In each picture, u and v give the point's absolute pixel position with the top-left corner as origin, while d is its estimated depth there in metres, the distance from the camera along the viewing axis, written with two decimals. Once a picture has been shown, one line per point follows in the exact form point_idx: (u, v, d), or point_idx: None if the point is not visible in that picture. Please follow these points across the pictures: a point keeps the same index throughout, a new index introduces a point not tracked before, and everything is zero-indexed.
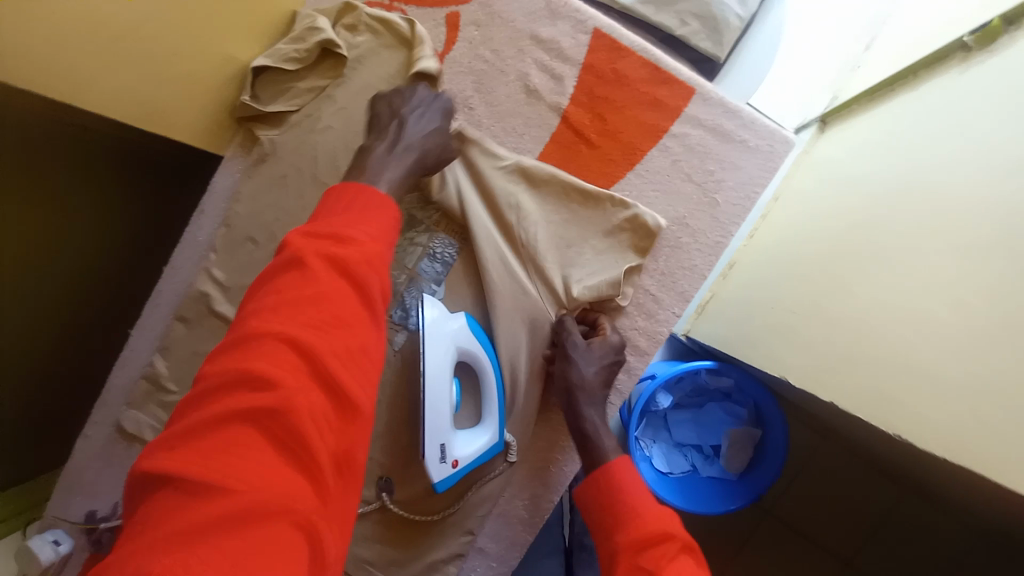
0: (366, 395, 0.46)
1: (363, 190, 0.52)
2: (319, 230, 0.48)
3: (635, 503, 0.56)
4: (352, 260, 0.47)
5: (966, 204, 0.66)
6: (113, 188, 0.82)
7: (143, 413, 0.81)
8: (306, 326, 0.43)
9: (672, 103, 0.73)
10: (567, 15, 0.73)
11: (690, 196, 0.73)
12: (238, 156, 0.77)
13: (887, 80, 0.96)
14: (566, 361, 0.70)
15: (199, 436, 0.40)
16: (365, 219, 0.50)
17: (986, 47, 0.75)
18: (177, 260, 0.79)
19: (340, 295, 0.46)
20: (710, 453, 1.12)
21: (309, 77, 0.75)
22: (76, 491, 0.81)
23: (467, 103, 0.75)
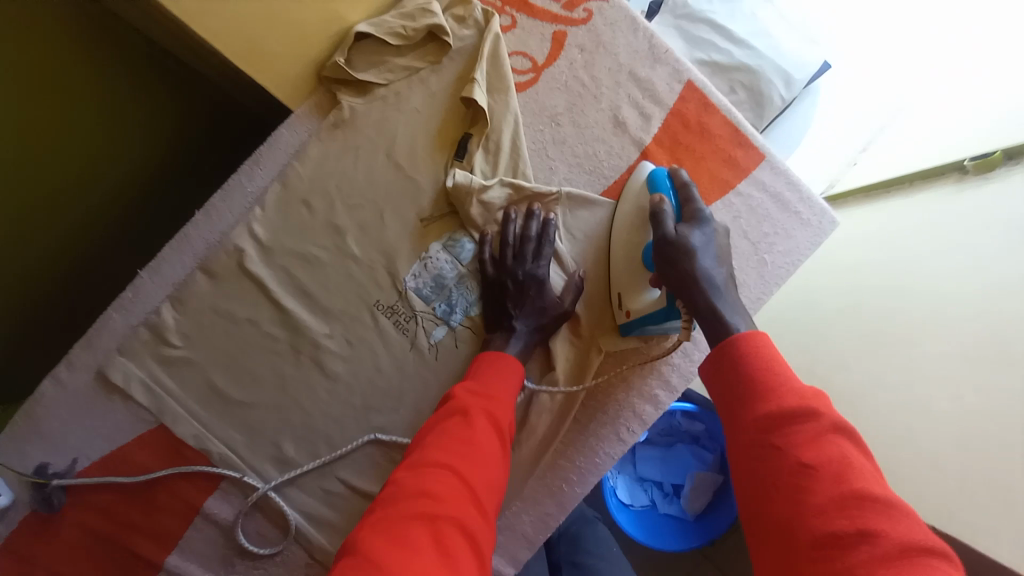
0: (491, 511, 0.57)
1: (500, 356, 0.70)
2: (475, 390, 0.66)
3: (763, 376, 0.53)
4: (494, 413, 0.64)
5: (962, 307, 0.74)
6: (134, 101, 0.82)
7: (134, 364, 0.73)
8: (458, 457, 0.57)
9: (744, 163, 0.78)
10: (666, 62, 0.77)
11: (743, 252, 0.78)
12: (313, 116, 0.74)
13: (880, 182, 1.07)
14: (688, 238, 0.64)
15: (383, 533, 0.50)
16: (499, 382, 0.67)
17: (983, 174, 0.84)
18: (217, 208, 0.75)
19: (486, 437, 0.61)
20: (670, 492, 1.22)
21: (408, 56, 0.74)
22: (35, 438, 0.73)
23: (556, 120, 0.76)
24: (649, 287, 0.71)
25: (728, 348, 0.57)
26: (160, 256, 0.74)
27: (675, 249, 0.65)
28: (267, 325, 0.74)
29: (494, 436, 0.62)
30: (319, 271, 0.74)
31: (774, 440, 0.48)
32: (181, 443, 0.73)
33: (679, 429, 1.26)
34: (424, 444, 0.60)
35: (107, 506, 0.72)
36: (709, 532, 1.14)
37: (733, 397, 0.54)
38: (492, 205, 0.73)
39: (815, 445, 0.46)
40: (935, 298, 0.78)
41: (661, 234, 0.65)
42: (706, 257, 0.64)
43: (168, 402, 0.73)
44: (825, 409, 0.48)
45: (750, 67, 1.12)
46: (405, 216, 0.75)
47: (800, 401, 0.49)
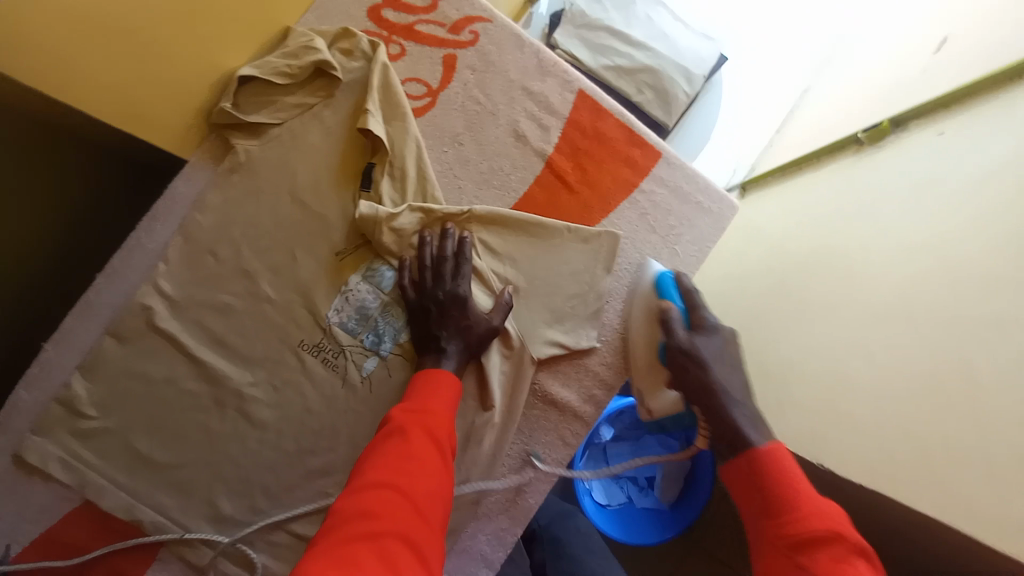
0: (437, 523, 0.58)
1: (435, 370, 0.70)
2: (413, 406, 0.66)
3: (788, 490, 0.55)
4: (434, 425, 0.64)
5: (870, 270, 0.78)
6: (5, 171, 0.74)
7: (49, 442, 0.70)
8: (401, 474, 0.58)
9: (643, 162, 0.81)
10: (557, 74, 0.80)
11: (653, 246, 0.81)
12: (209, 163, 0.74)
13: (795, 159, 1.13)
14: (697, 347, 0.70)
15: (328, 556, 0.50)
16: (437, 394, 0.68)
17: (876, 143, 0.91)
18: (119, 269, 0.72)
19: (426, 450, 0.61)
20: (644, 485, 1.25)
21: (298, 93, 0.74)
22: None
23: (458, 140, 0.78)
24: (667, 388, 0.78)
25: (750, 461, 0.60)
26: (67, 325, 0.71)
27: (685, 359, 0.70)
28: (187, 382, 0.72)
29: (435, 448, 0.62)
30: (236, 320, 0.73)
31: (800, 559, 0.50)
32: (110, 517, 0.70)
33: (644, 421, 1.28)
34: (365, 466, 0.60)
35: None
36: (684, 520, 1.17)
37: (756, 505, 0.57)
38: (405, 230, 0.73)
39: (837, 569, 0.48)
40: (841, 266, 0.83)
41: (674, 343, 0.71)
42: (718, 367, 0.69)
43: (90, 476, 0.70)
44: (808, 487, 0.55)
45: (652, 67, 1.17)
46: (317, 252, 0.74)
47: (823, 524, 0.51)
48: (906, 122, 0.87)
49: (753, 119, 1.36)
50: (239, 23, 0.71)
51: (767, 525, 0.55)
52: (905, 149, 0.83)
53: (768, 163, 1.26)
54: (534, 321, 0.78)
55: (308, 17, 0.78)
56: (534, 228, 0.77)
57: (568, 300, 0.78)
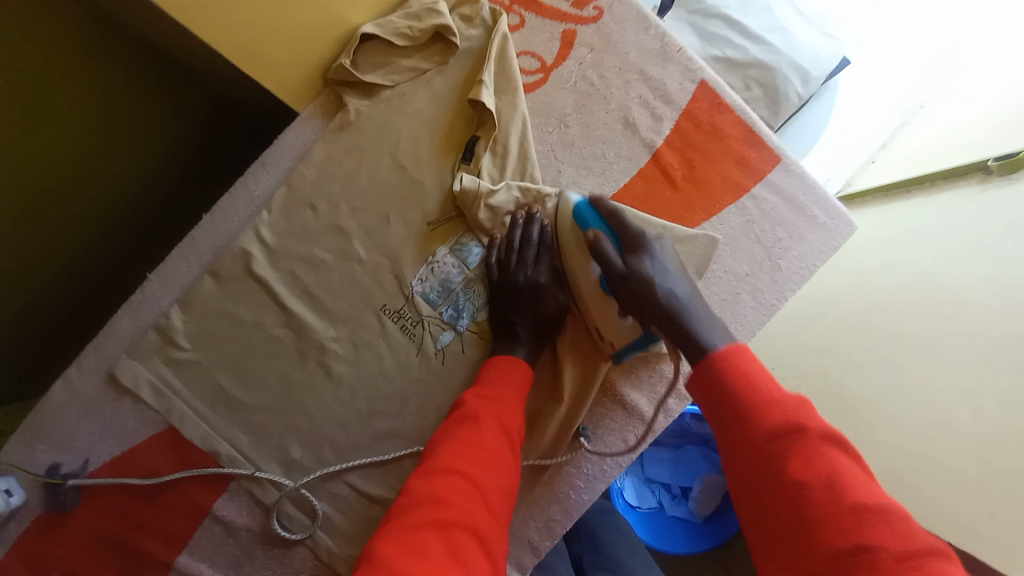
0: (504, 516, 0.58)
1: (509, 359, 0.69)
2: (485, 393, 0.66)
3: (749, 392, 0.52)
4: (504, 415, 0.64)
5: (986, 315, 0.70)
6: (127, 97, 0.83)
7: (144, 365, 0.74)
8: (471, 463, 0.58)
9: (758, 165, 0.76)
10: (678, 61, 0.75)
11: (755, 256, 0.76)
12: (319, 117, 0.74)
13: (901, 180, 1.03)
14: (637, 269, 0.64)
15: (399, 537, 0.52)
16: (508, 383, 0.67)
17: (1007, 175, 0.80)
18: (223, 211, 0.75)
19: (496, 441, 0.61)
20: (677, 494, 1.22)
21: (414, 56, 0.73)
22: (47, 438, 0.74)
23: (565, 121, 0.75)
24: (621, 315, 0.70)
25: (711, 364, 0.56)
26: (170, 258, 0.75)
27: (626, 282, 0.64)
28: (273, 328, 0.74)
29: (505, 439, 0.62)
30: (325, 274, 0.74)
31: (772, 458, 0.48)
32: (188, 445, 0.74)
33: (689, 431, 1.24)
34: (436, 449, 0.60)
35: (117, 507, 0.72)
36: (717, 537, 1.14)
37: (721, 413, 0.53)
38: (497, 208, 0.71)
39: (806, 462, 0.46)
40: (955, 305, 0.76)
41: (611, 270, 0.65)
42: (660, 280, 0.64)
43: (176, 404, 0.73)
44: (812, 420, 0.48)
45: (767, 63, 1.09)
46: (411, 219, 0.74)
47: (786, 417, 0.49)
48: None
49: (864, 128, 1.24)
50: None
51: (729, 419, 0.52)
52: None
53: (867, 180, 1.17)
54: None
55: None
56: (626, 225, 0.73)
57: None
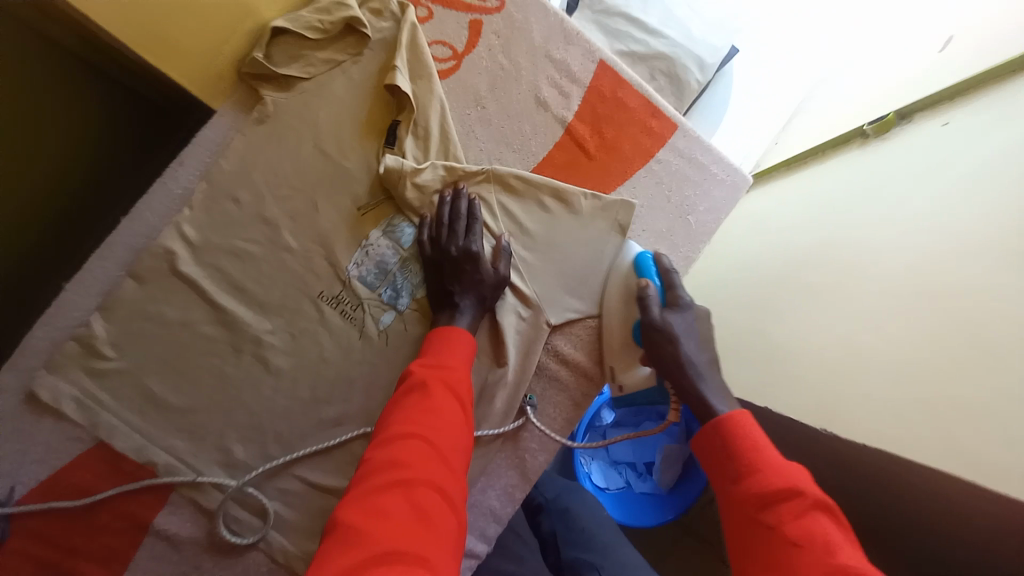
0: (462, 473, 0.59)
1: (452, 328, 0.71)
2: (431, 363, 0.67)
3: (752, 457, 0.59)
4: (454, 380, 0.66)
5: (871, 246, 0.80)
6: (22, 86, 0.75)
7: (65, 380, 0.70)
8: (425, 425, 0.59)
9: (660, 132, 0.84)
10: (578, 43, 0.82)
11: (668, 214, 0.83)
12: (236, 113, 0.75)
13: (795, 156, 1.16)
14: (671, 325, 0.72)
15: (361, 503, 0.52)
16: (453, 350, 0.69)
17: (882, 135, 0.94)
18: (144, 211, 0.73)
19: (447, 404, 0.63)
20: (642, 471, 1.27)
21: (327, 49, 0.76)
22: None
23: (481, 102, 0.80)
24: (640, 363, 0.79)
25: (719, 428, 0.63)
26: (87, 264, 0.72)
27: (658, 335, 0.72)
28: (205, 326, 0.72)
29: (456, 401, 0.64)
30: (255, 266, 0.74)
31: (769, 518, 0.54)
32: (121, 458, 0.70)
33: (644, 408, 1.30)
34: (390, 420, 0.61)
35: (43, 536, 0.67)
36: (682, 504, 1.16)
37: (728, 472, 0.60)
38: (422, 186, 0.74)
39: (799, 523, 0.52)
40: (846, 242, 0.85)
41: (648, 319, 0.73)
42: (688, 342, 0.72)
43: (103, 417, 0.70)
44: (809, 488, 0.54)
45: (667, 55, 1.20)
46: (340, 205, 0.75)
47: (785, 482, 0.55)
48: (912, 114, 0.91)
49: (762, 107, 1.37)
50: None
51: (735, 481, 0.58)
52: (911, 140, 0.86)
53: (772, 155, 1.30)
54: (542, 286, 0.79)
55: None
56: (547, 194, 0.79)
57: (578, 267, 0.80)
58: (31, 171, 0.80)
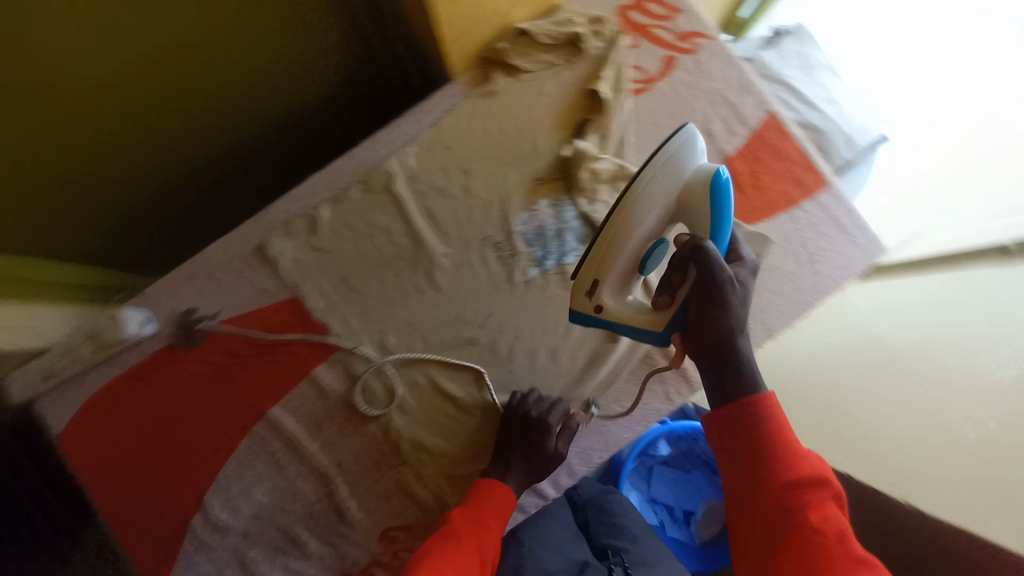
0: None
1: (499, 486, 0.76)
2: (471, 515, 0.72)
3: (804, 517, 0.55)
4: (484, 542, 0.70)
5: None
6: (296, 32, 0.96)
7: (290, 244, 0.91)
8: (448, 569, 0.64)
9: (810, 186, 0.93)
10: (755, 93, 0.95)
11: (798, 258, 0.91)
12: (468, 84, 0.96)
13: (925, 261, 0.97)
14: (733, 287, 0.67)
15: None
16: (492, 511, 0.73)
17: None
18: (382, 139, 0.95)
19: (471, 554, 0.67)
20: (679, 517, 1.29)
21: (552, 53, 0.94)
22: (189, 287, 0.91)
23: (658, 122, 0.94)
24: (631, 291, 0.74)
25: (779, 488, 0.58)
26: (332, 167, 0.94)
27: (727, 288, 0.67)
28: (397, 236, 0.91)
29: (479, 560, 0.68)
30: (446, 201, 0.92)
31: None
32: (306, 315, 0.89)
33: (698, 456, 1.32)
34: (417, 555, 0.67)
35: (234, 351, 0.88)
36: (715, 559, 1.22)
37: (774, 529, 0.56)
38: (595, 174, 0.89)
39: None
40: None
41: (712, 271, 0.66)
42: (741, 307, 0.68)
43: (306, 280, 0.90)
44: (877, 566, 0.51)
45: (819, 128, 1.28)
46: (524, 173, 0.92)
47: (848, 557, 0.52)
48: None
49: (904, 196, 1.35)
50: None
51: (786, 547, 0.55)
52: None
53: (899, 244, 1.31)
54: (667, 284, 0.89)
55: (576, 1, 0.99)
56: None
57: None
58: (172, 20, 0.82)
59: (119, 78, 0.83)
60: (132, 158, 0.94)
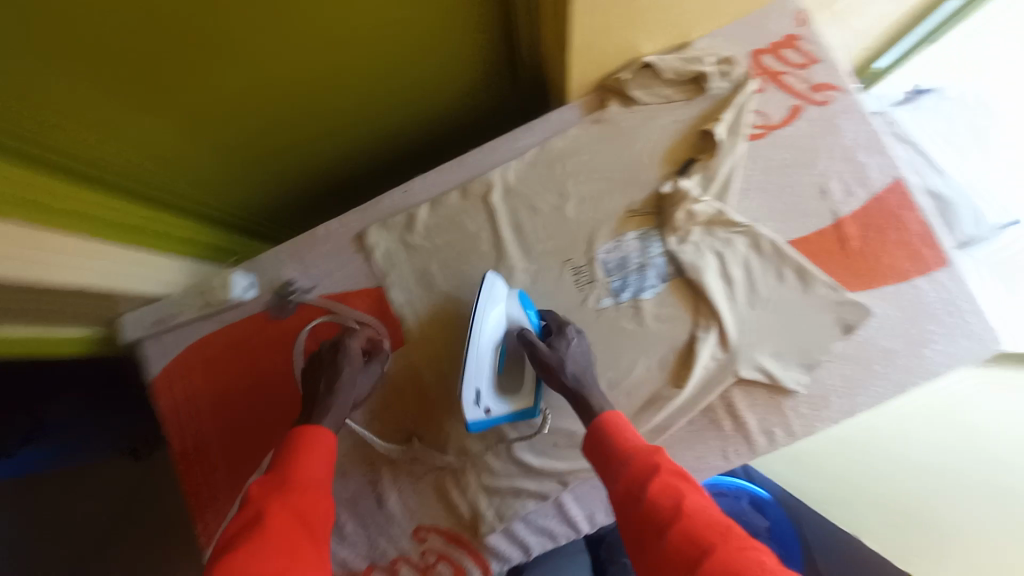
0: None
1: (320, 440, 0.69)
2: (275, 479, 0.63)
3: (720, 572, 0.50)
4: (294, 504, 0.61)
5: None
6: (455, 74, 0.99)
7: (385, 237, 0.98)
8: (269, 567, 0.54)
9: (930, 262, 0.85)
10: (884, 156, 0.89)
11: (898, 337, 0.84)
12: (580, 109, 0.98)
13: None
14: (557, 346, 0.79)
15: None
16: (309, 465, 0.66)
17: None
18: (490, 150, 0.99)
19: (276, 535, 0.57)
20: None
21: (672, 89, 0.93)
22: (287, 259, 1.03)
23: (768, 171, 0.90)
24: (510, 398, 0.83)
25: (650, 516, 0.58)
26: (438, 170, 1.00)
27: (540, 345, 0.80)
28: (483, 244, 0.95)
29: (288, 539, 0.58)
30: (538, 219, 0.94)
31: None
32: (382, 301, 0.97)
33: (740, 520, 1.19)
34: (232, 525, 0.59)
35: (316, 319, 1.00)
36: None
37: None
38: (688, 214, 0.87)
39: None
40: None
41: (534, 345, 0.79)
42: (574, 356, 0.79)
43: (394, 272, 0.97)
44: None
45: (946, 196, 1.17)
46: (618, 203, 0.92)
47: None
48: None
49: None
50: (668, 32, 0.91)
51: None
52: None
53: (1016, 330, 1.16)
54: (745, 340, 0.86)
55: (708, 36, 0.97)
56: (791, 267, 0.86)
57: (787, 344, 0.85)
58: (370, 59, 0.86)
59: (294, 90, 0.86)
60: (309, 155, 1.05)
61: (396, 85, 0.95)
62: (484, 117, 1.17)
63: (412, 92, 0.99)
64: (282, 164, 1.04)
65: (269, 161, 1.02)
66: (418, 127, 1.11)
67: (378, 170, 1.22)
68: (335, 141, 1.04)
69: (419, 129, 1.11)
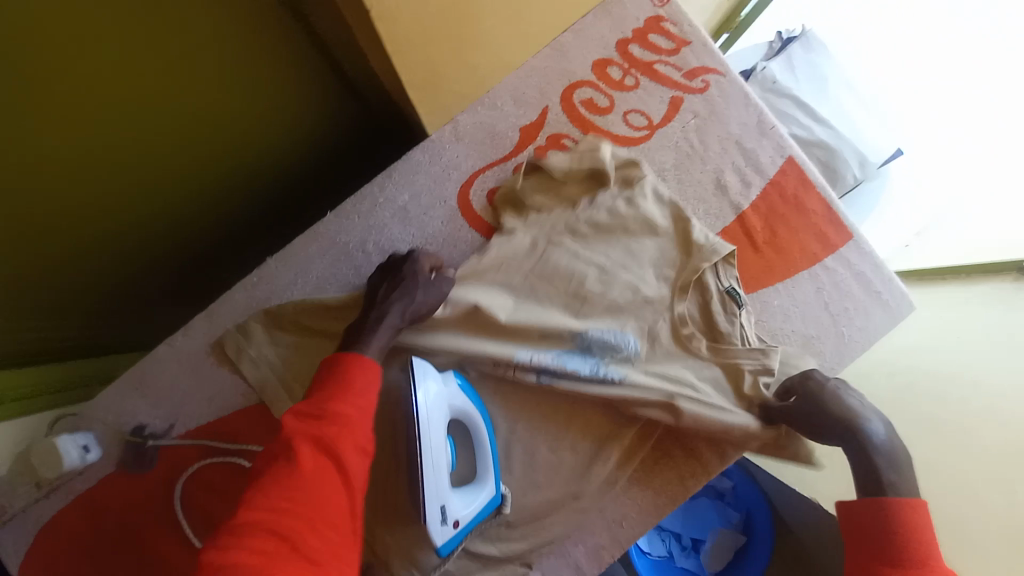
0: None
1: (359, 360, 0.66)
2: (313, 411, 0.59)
3: (931, 555, 0.58)
4: (336, 423, 0.58)
5: None
6: (283, 118, 0.88)
7: (246, 341, 0.79)
8: (318, 473, 0.53)
9: (834, 240, 0.83)
10: (772, 136, 0.85)
11: (821, 322, 0.81)
12: (445, 139, 0.84)
13: None
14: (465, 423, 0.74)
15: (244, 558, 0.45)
16: (355, 388, 0.63)
17: None
18: (349, 207, 0.83)
19: (324, 459, 0.55)
20: (688, 546, 1.22)
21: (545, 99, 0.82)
22: (133, 397, 0.81)
23: (663, 174, 0.84)
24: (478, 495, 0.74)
25: (874, 509, 0.61)
26: (292, 244, 0.82)
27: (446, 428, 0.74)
28: None
29: (336, 452, 0.56)
30: None
31: None
32: (274, 421, 0.79)
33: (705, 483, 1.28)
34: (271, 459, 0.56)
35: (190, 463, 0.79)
36: None
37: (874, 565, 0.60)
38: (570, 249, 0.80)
39: None
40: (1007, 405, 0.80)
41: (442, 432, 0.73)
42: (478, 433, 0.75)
43: (269, 381, 0.79)
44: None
45: (829, 145, 1.18)
46: (513, 241, 0.81)
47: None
48: None
49: (923, 217, 1.26)
50: (514, 39, 0.81)
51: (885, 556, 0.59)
52: None
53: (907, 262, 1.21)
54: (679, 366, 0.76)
55: (568, 34, 0.87)
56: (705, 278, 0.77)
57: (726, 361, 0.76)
58: (178, 91, 0.71)
59: (95, 142, 0.69)
60: (169, 223, 0.89)
61: (197, 171, 0.84)
62: (354, 142, 1.04)
63: (211, 179, 0.88)
64: (27, 263, 0.77)
65: (117, 243, 0.85)
66: (287, 163, 0.97)
67: (248, 233, 1.04)
68: (193, 199, 0.89)
69: (290, 167, 0.98)
